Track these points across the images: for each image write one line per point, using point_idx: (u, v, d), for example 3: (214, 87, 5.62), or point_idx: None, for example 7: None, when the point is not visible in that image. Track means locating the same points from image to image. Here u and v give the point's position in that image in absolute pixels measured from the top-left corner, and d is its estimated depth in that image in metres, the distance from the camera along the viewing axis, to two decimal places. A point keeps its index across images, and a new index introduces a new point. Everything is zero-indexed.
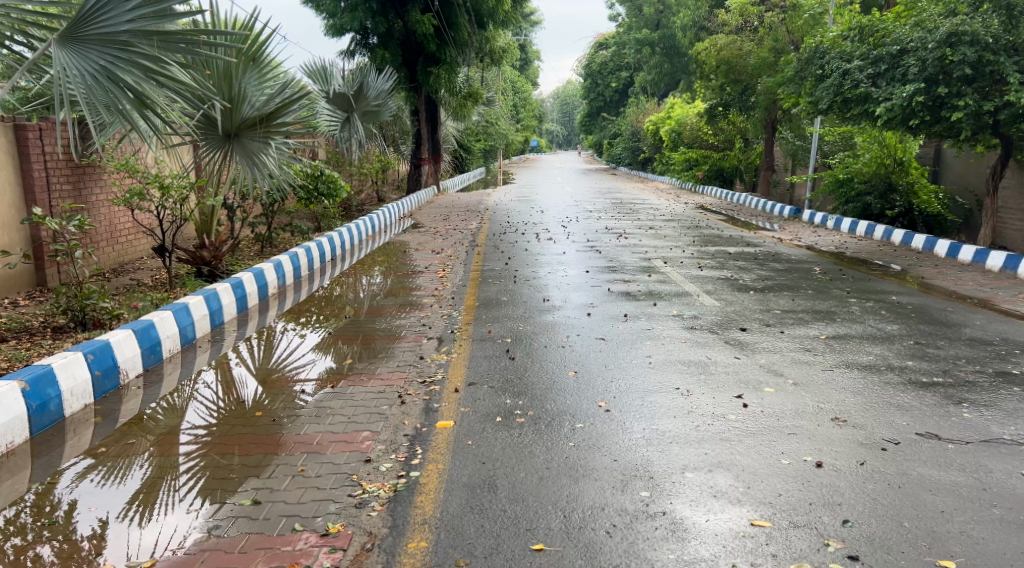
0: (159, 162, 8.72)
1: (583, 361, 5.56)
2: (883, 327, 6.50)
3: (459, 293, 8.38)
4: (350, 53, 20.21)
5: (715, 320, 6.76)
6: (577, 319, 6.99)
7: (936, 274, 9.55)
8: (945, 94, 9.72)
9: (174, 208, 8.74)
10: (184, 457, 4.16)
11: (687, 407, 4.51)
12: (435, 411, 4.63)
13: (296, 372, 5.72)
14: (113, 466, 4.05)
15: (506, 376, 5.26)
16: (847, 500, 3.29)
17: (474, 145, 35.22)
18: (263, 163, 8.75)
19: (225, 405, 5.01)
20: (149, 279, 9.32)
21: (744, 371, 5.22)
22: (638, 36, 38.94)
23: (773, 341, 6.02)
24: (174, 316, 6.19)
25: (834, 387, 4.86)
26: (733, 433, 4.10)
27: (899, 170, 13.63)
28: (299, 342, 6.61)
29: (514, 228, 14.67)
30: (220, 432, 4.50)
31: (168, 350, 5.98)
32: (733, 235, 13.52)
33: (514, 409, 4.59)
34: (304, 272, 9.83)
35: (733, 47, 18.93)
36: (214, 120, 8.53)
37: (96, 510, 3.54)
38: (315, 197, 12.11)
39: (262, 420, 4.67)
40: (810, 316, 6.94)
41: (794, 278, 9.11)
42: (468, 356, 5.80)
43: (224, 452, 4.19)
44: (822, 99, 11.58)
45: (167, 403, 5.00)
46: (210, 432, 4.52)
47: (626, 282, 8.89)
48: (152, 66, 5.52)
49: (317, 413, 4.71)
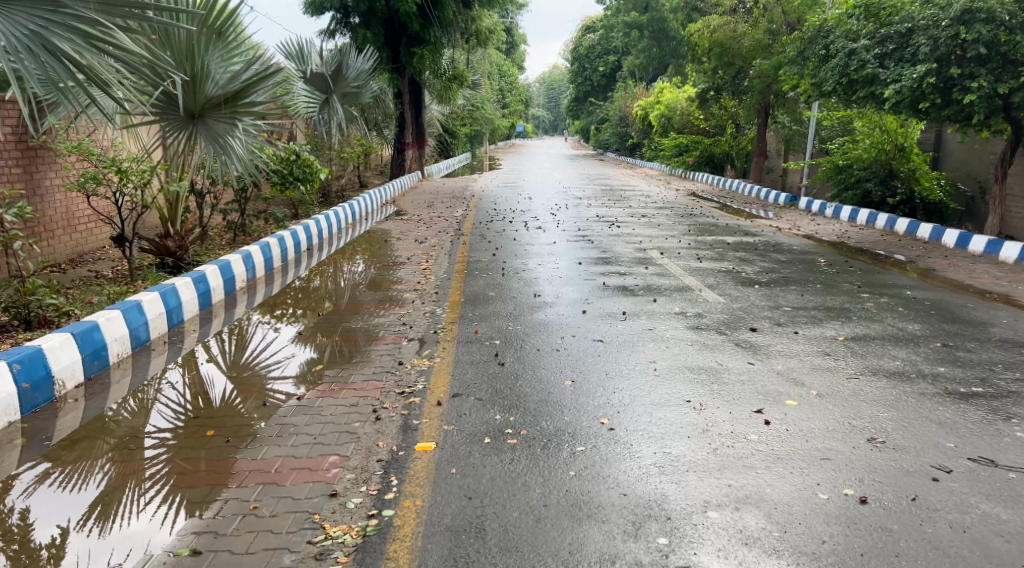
0: (117, 144, 8.01)
1: (581, 367, 4.99)
2: (905, 327, 5.98)
3: (443, 288, 7.77)
4: (329, 33, 19.45)
5: (721, 319, 6.21)
6: (571, 318, 6.42)
7: (947, 266, 9.08)
8: (958, 75, 9.21)
9: (135, 194, 8.09)
10: (141, 470, 3.68)
11: (701, 426, 3.97)
12: (414, 430, 4.04)
13: (265, 378, 5.06)
14: (71, 472, 3.69)
15: (495, 385, 4.68)
16: (905, 550, 2.77)
17: (460, 130, 34.35)
18: (229, 147, 8.08)
19: (178, 419, 4.36)
20: (109, 271, 8.64)
21: (760, 379, 4.68)
22: (627, 18, 38.26)
23: (789, 344, 5.49)
24: (125, 316, 5.51)
25: (863, 399, 4.33)
26: (760, 459, 3.56)
27: (900, 156, 13.12)
28: (280, 346, 5.81)
29: (501, 216, 14.04)
30: (166, 454, 3.86)
31: (116, 354, 5.31)
32: (729, 224, 13.00)
33: (505, 427, 4.02)
34: (276, 264, 9.16)
35: (726, 28, 18.46)
36: (176, 97, 7.84)
37: (54, 516, 3.24)
38: (290, 182, 11.43)
39: (217, 439, 4.04)
40: (824, 314, 6.42)
41: (798, 271, 8.58)
42: (452, 362, 5.20)
43: (169, 479, 3.56)
44: (827, 81, 11.01)
45: (119, 411, 4.48)
46: (158, 454, 3.87)
47: (621, 275, 8.32)
48: (91, 32, 4.96)
49: (280, 431, 4.09)
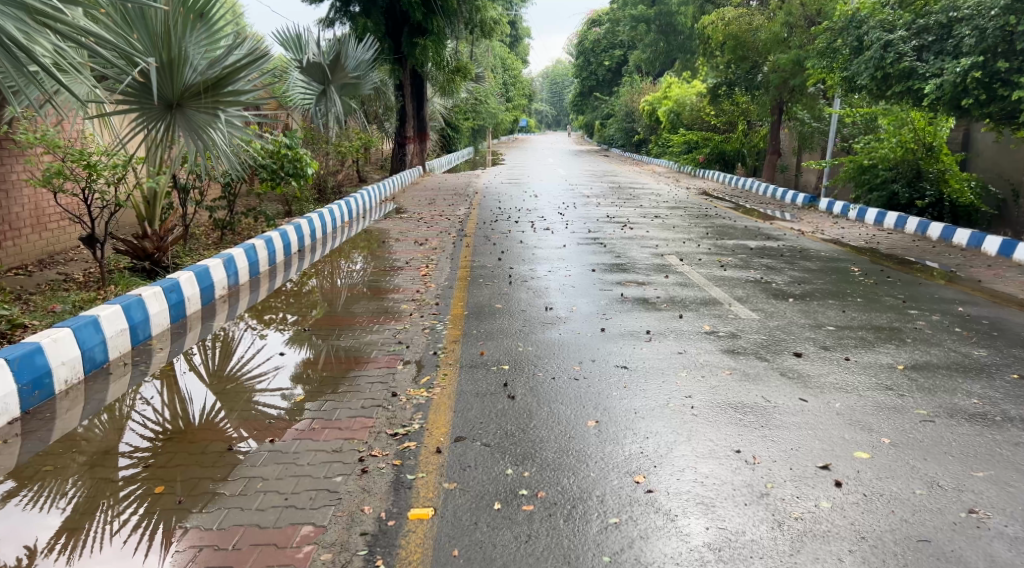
0: (87, 135, 7.31)
1: (604, 402, 4.26)
2: (970, 353, 5.24)
3: (443, 298, 7.04)
4: (328, 22, 18.60)
5: (759, 341, 5.48)
6: (588, 337, 5.68)
7: (992, 277, 8.35)
8: (1006, 69, 8.37)
9: (106, 191, 7.34)
10: (95, 513, 3.18)
11: (759, 489, 3.25)
12: (408, 489, 3.32)
13: (234, 410, 4.32)
14: (40, 491, 3.38)
15: (505, 427, 3.96)
16: None
17: (462, 124, 33.54)
18: (211, 141, 7.36)
19: (132, 459, 3.71)
20: (80, 274, 7.90)
21: (819, 422, 3.95)
22: (634, 12, 37.38)
23: (842, 374, 4.75)
24: (76, 334, 4.79)
25: (949, 452, 3.59)
26: (840, 540, 2.84)
27: (928, 156, 12.36)
28: (262, 365, 5.12)
29: (507, 215, 13.32)
30: (116, 505, 3.25)
31: (64, 381, 4.58)
32: (748, 226, 12.27)
33: (519, 486, 3.31)
34: (264, 267, 8.44)
35: (742, 21, 17.61)
36: (150, 85, 7.02)
37: (20, 536, 3.00)
38: (281, 177, 10.64)
39: (168, 495, 3.33)
40: (873, 335, 5.68)
41: (833, 281, 7.84)
42: (454, 394, 4.46)
43: (111, 536, 3.00)
44: (859, 75, 10.22)
45: (73, 444, 3.86)
46: (107, 503, 3.27)
47: (639, 285, 7.59)
48: (38, 8, 4.31)
49: (245, 489, 3.36)
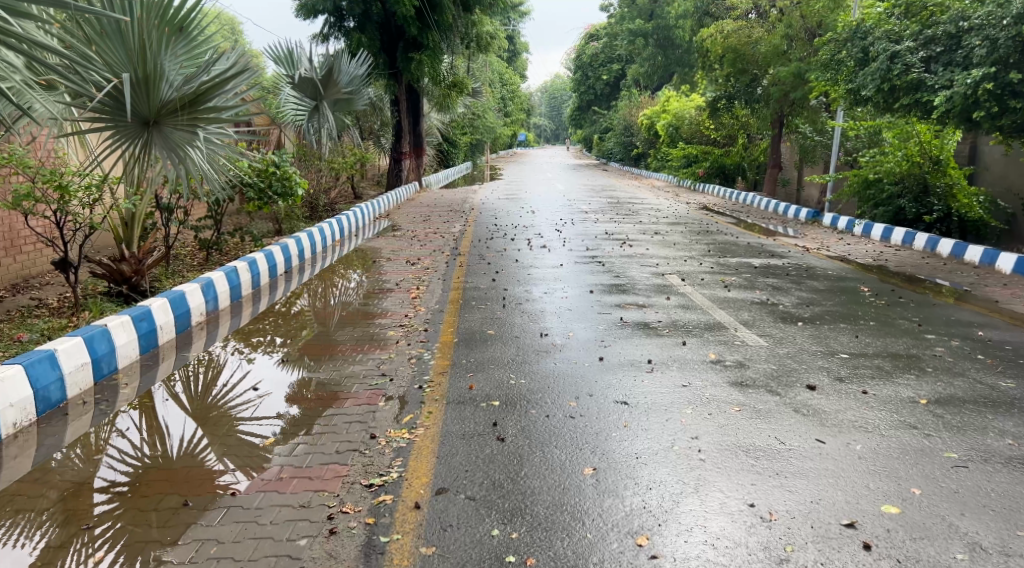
0: (61, 154, 6.99)
1: (603, 445, 3.88)
2: (997, 384, 4.86)
3: (433, 323, 6.66)
4: (321, 37, 18.28)
5: (769, 372, 5.10)
6: (585, 367, 5.29)
7: (1009, 296, 7.98)
8: (1020, 80, 8.05)
9: (80, 213, 6.98)
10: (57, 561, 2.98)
11: (779, 553, 2.88)
12: (380, 555, 2.94)
13: (195, 457, 3.91)
14: (9, 532, 3.20)
15: (494, 476, 3.57)
16: None
17: (459, 138, 33.36)
18: (191, 159, 7.01)
19: (85, 510, 3.37)
20: (53, 300, 7.53)
21: (842, 470, 3.56)
22: (632, 26, 37.28)
23: (860, 410, 4.37)
24: (29, 372, 4.41)
25: (990, 507, 3.20)
26: None
27: (936, 170, 12.03)
28: (234, 399, 4.74)
29: (503, 232, 12.97)
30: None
31: (15, 422, 4.21)
32: (751, 243, 11.91)
33: (506, 552, 2.93)
34: (248, 290, 8.07)
35: (741, 33, 17.32)
36: (124, 99, 6.63)
37: None
38: (268, 196, 10.29)
39: (112, 561, 2.96)
40: (891, 364, 5.31)
41: (843, 303, 7.48)
42: (438, 436, 4.07)
43: None
44: (865, 87, 9.92)
45: (17, 496, 3.50)
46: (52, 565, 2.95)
47: (639, 307, 7.21)
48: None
49: (196, 556, 2.98)
